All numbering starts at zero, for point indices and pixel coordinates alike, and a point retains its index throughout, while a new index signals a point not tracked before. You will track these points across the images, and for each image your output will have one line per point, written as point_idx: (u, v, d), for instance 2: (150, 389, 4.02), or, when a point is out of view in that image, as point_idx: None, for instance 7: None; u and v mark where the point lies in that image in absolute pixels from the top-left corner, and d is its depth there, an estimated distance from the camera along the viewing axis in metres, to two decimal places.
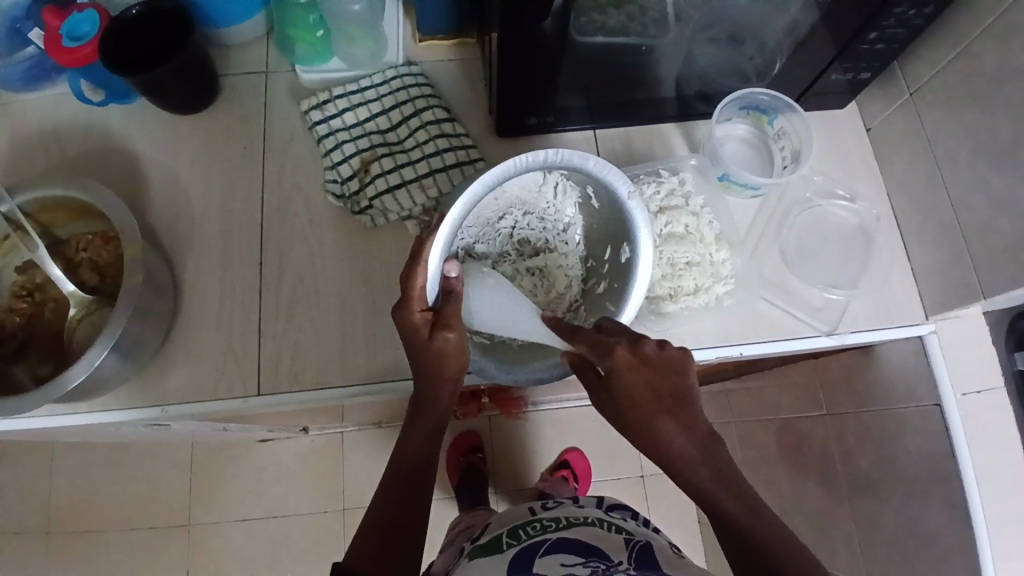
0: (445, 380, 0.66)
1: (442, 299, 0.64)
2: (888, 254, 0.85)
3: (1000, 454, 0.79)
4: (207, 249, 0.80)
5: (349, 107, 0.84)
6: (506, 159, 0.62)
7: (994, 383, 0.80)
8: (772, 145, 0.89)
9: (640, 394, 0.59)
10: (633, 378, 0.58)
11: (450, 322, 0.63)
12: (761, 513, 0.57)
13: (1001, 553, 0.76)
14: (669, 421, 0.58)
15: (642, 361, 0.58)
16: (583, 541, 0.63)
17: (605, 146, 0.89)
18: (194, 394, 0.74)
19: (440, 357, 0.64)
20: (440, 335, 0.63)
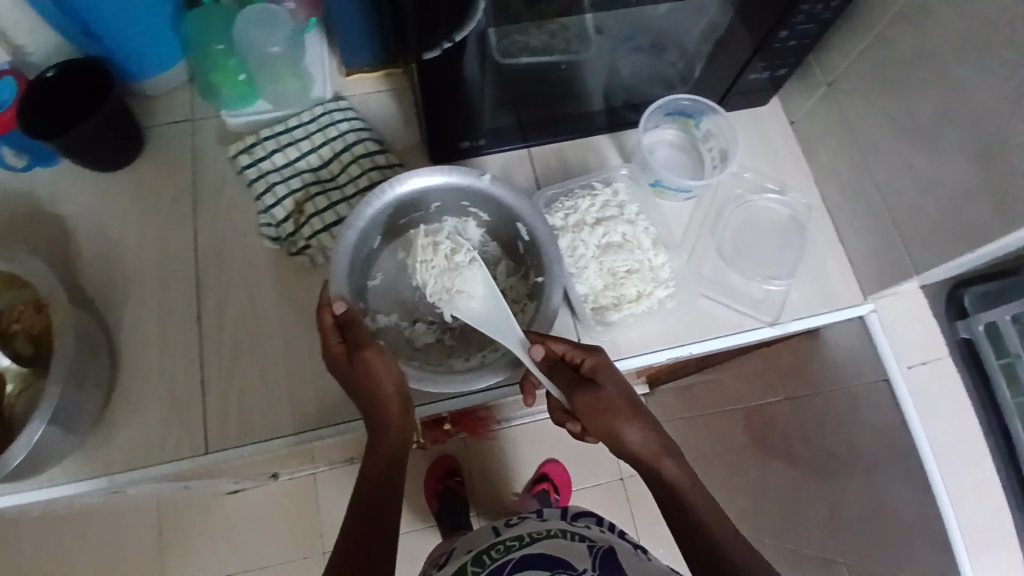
0: (386, 399, 0.63)
1: (349, 329, 0.65)
2: (820, 241, 0.87)
3: (950, 424, 0.80)
4: (147, 307, 0.78)
5: (278, 147, 0.83)
6: (361, 206, 0.69)
7: (940, 353, 0.82)
8: (701, 147, 0.90)
9: (614, 400, 0.66)
10: (608, 381, 0.67)
11: (364, 340, 0.63)
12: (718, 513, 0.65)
13: (967, 522, 0.76)
14: (635, 418, 0.66)
15: (608, 369, 0.68)
16: (546, 556, 0.62)
17: (540, 162, 0.90)
18: (144, 457, 0.72)
19: (367, 373, 0.63)
20: (358, 355, 0.63)
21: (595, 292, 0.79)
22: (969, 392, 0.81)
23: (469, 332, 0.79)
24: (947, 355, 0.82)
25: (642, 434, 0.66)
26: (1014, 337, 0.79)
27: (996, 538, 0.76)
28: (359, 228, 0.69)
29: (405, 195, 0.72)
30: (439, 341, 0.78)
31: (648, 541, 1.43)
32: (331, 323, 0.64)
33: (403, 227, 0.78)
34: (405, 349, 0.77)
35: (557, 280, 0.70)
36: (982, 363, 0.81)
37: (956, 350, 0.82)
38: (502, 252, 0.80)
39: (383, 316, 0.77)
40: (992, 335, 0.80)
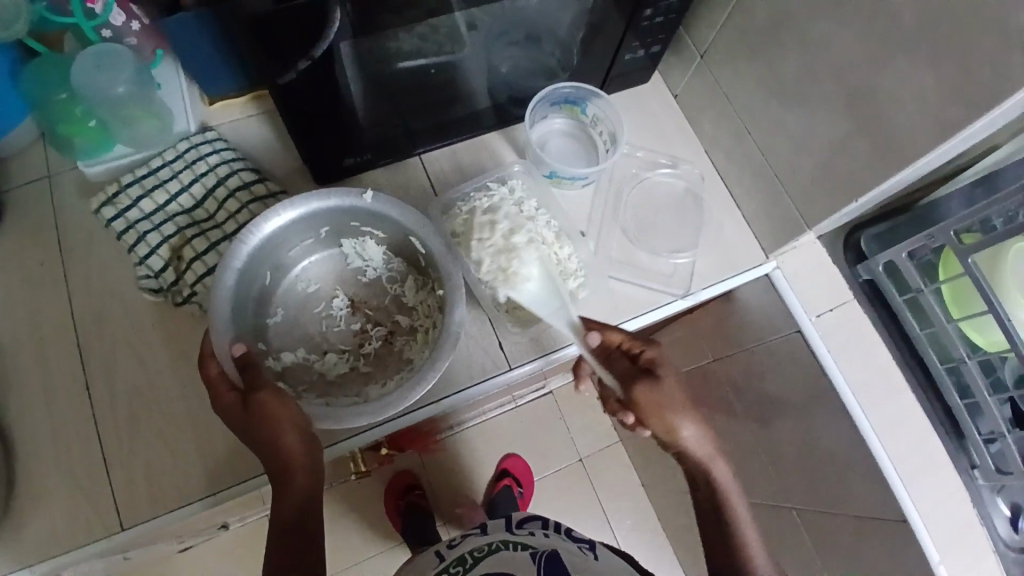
0: (288, 443, 0.59)
1: (242, 373, 0.61)
2: (716, 207, 0.89)
3: (866, 363, 0.82)
4: (27, 389, 0.71)
5: (144, 193, 0.77)
6: (236, 245, 0.65)
7: (843, 298, 0.84)
8: (591, 132, 0.91)
9: (679, 402, 0.63)
10: (673, 378, 0.64)
11: (259, 382, 0.59)
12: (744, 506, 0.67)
13: (896, 452, 0.78)
14: (695, 421, 0.64)
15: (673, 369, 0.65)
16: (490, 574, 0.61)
17: (434, 169, 0.88)
18: (49, 551, 0.66)
19: (263, 418, 0.58)
20: (251, 398, 0.58)
21: None
22: (877, 328, 0.83)
23: (385, 354, 0.76)
24: (851, 298, 0.84)
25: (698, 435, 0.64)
26: (912, 273, 0.79)
27: (927, 463, 0.79)
28: (239, 268, 0.66)
29: (285, 226, 0.68)
30: (353, 369, 0.75)
31: (617, 520, 1.42)
32: (226, 364, 0.62)
33: (297, 257, 0.75)
34: (316, 383, 0.74)
35: (456, 286, 0.68)
36: (887, 299, 0.83)
37: (860, 291, 0.84)
38: (408, 268, 0.78)
39: (287, 353, 0.74)
40: (891, 273, 0.82)
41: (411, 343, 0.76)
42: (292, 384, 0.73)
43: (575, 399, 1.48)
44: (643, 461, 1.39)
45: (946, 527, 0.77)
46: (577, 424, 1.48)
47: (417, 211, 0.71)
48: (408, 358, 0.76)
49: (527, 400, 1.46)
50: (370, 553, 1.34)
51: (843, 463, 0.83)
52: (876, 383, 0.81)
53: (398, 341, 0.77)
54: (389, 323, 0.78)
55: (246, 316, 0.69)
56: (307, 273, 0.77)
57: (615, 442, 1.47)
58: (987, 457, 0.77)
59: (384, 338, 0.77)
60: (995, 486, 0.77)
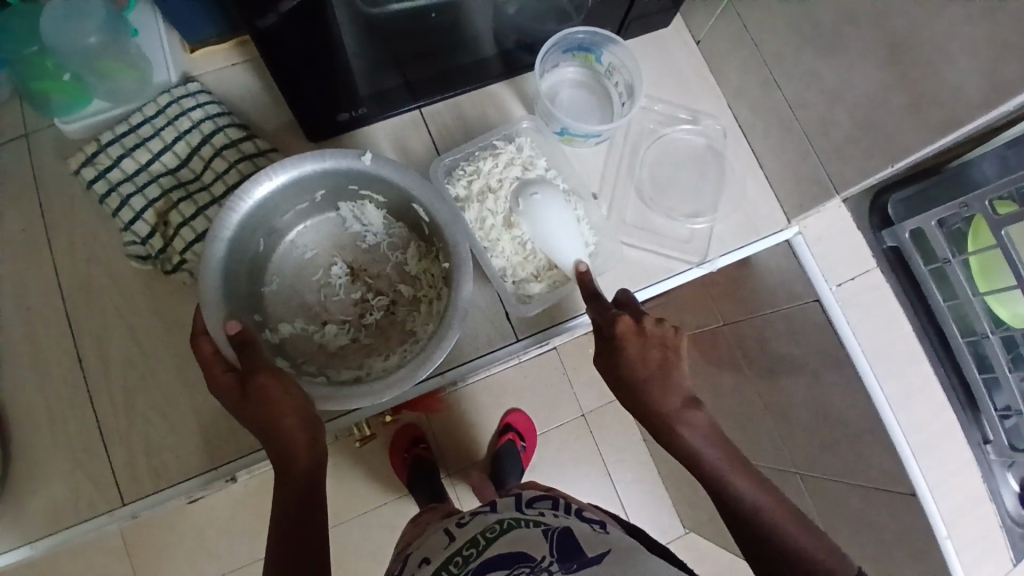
0: (291, 428, 0.57)
1: (242, 355, 0.57)
2: (739, 166, 0.83)
3: (886, 333, 0.79)
4: (18, 360, 0.69)
5: (125, 152, 0.72)
6: (227, 213, 0.61)
7: (866, 266, 0.80)
8: (606, 82, 0.84)
9: (643, 361, 0.61)
10: (635, 350, 0.61)
11: (257, 364, 0.57)
12: (743, 467, 0.61)
13: (911, 425, 0.76)
14: (664, 383, 0.61)
15: (641, 332, 0.62)
16: (504, 553, 0.60)
17: (436, 124, 0.82)
18: (53, 522, 0.66)
19: (265, 403, 0.56)
20: (253, 382, 0.56)
21: (512, 265, 0.73)
22: (899, 297, 0.80)
23: (388, 325, 0.73)
24: (873, 266, 0.80)
25: (667, 397, 0.61)
26: (939, 241, 0.74)
27: (938, 436, 0.77)
28: (229, 237, 0.62)
29: (277, 192, 0.64)
30: (355, 341, 0.72)
31: (619, 474, 1.44)
32: (222, 344, 0.58)
33: (290, 223, 0.71)
34: (318, 355, 0.71)
35: (463, 257, 0.64)
36: (909, 267, 0.79)
37: (884, 259, 0.80)
38: (409, 233, 0.73)
39: (286, 324, 0.71)
40: (917, 241, 0.78)
41: (415, 314, 0.73)
42: (292, 355, 0.70)
43: (579, 355, 1.47)
44: None
45: (958, 498, 0.75)
46: (581, 380, 1.47)
47: (419, 176, 0.66)
48: (412, 329, 0.72)
49: (531, 356, 1.44)
50: (375, 505, 1.35)
51: (854, 432, 0.81)
52: (893, 353, 0.78)
53: (402, 312, 0.73)
54: (391, 292, 0.74)
55: (240, 287, 0.65)
56: (302, 239, 0.73)
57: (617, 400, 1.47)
58: (998, 431, 0.75)
59: (387, 308, 0.73)
60: (1006, 461, 0.76)
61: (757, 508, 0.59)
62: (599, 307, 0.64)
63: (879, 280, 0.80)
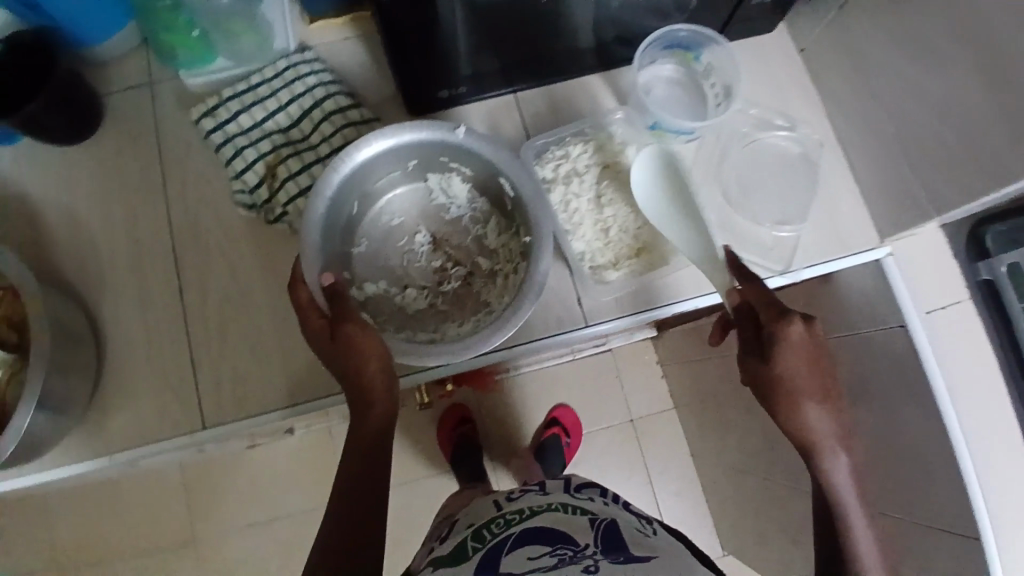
0: (372, 375, 0.60)
1: (333, 303, 0.61)
2: (833, 178, 0.82)
3: (974, 369, 0.70)
4: (124, 288, 0.75)
5: (243, 108, 0.77)
6: (330, 174, 0.65)
7: (958, 297, 0.73)
8: (703, 82, 0.82)
9: (810, 375, 0.60)
10: (805, 361, 0.60)
11: (346, 313, 0.60)
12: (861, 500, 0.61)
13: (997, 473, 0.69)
14: (821, 404, 0.60)
15: (815, 345, 0.60)
16: (542, 529, 0.60)
17: (527, 109, 0.82)
18: (138, 439, 0.71)
19: (350, 347, 0.59)
20: (340, 328, 0.60)
21: (592, 250, 0.75)
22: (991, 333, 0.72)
23: (464, 295, 0.75)
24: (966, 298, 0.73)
25: (825, 420, 0.61)
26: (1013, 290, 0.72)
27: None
28: (330, 196, 0.65)
29: (377, 156, 0.67)
30: (432, 307, 0.75)
31: (660, 482, 1.42)
32: (316, 292, 0.62)
33: (383, 189, 0.74)
34: (396, 316, 0.74)
35: (546, 234, 0.65)
36: (1005, 306, 0.72)
37: (976, 293, 0.74)
38: (491, 210, 0.76)
39: (370, 283, 0.75)
40: (1015, 279, 0.72)
41: (491, 286, 0.75)
42: (374, 314, 0.74)
43: (634, 358, 1.46)
44: (695, 429, 1.36)
45: None
46: (633, 384, 1.46)
47: (511, 153, 0.68)
48: (486, 301, 0.75)
49: (587, 353, 1.44)
50: (419, 477, 1.38)
51: None
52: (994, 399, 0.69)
53: (478, 284, 0.75)
54: (469, 264, 0.76)
55: (335, 243, 0.69)
56: (392, 206, 0.76)
57: (666, 408, 1.45)
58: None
59: (464, 279, 0.76)
60: None
61: (860, 550, 0.59)
62: (774, 305, 0.61)
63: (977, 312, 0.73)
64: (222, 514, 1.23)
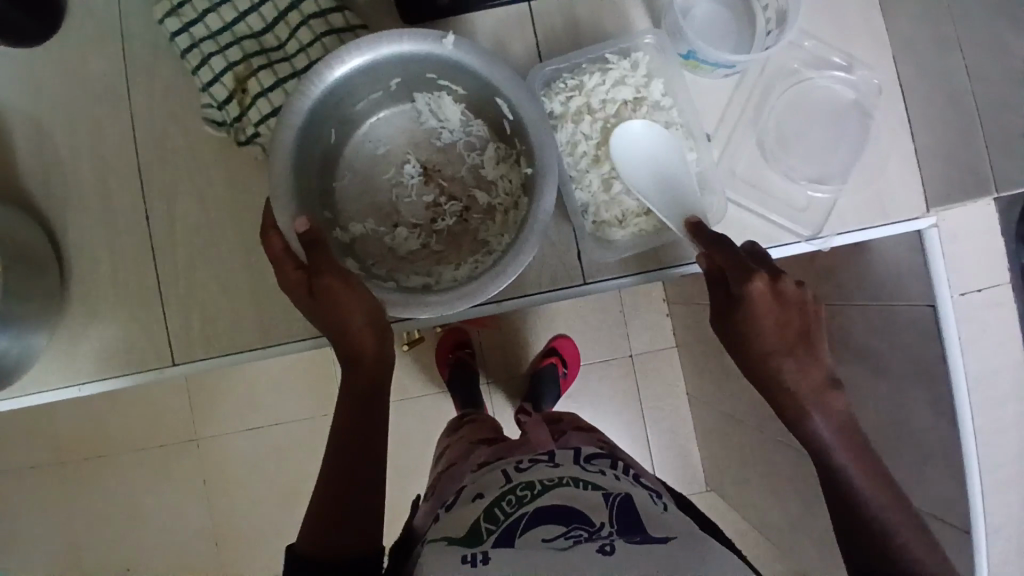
0: (359, 330, 0.56)
1: (312, 254, 0.54)
2: (886, 133, 0.71)
3: (995, 355, 0.65)
4: (89, 207, 0.69)
5: (210, 6, 0.66)
6: (301, 97, 0.56)
7: (997, 279, 0.65)
8: (754, 3, 0.69)
9: (770, 328, 0.56)
10: (766, 315, 0.55)
11: (325, 266, 0.54)
12: (853, 445, 0.58)
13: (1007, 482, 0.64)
14: (790, 360, 0.56)
15: (780, 299, 0.55)
16: (557, 505, 0.58)
17: (542, 25, 0.71)
18: (108, 368, 0.68)
19: (333, 302, 0.55)
20: (319, 284, 0.54)
21: (597, 202, 0.66)
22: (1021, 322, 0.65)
23: (460, 234, 0.68)
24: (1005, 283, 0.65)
25: (798, 374, 0.57)
26: None
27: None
28: (301, 120, 0.57)
29: (354, 75, 0.58)
30: (424, 247, 0.68)
31: (653, 421, 1.41)
32: (292, 241, 0.55)
33: (364, 111, 0.65)
34: (385, 258, 0.68)
35: (552, 171, 0.56)
36: None
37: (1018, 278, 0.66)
38: (491, 134, 0.67)
39: (356, 222, 0.68)
40: None
41: (489, 224, 0.68)
42: (361, 257, 0.67)
43: (639, 296, 1.40)
44: (694, 374, 1.33)
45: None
46: (636, 321, 1.41)
47: (512, 69, 0.57)
48: (485, 240, 0.67)
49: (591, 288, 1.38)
50: (412, 399, 1.37)
51: None
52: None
53: (476, 222, 0.68)
54: (465, 199, 0.68)
55: (311, 175, 0.61)
56: (377, 130, 0.68)
57: (668, 349, 1.42)
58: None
59: (459, 216, 0.68)
60: None
61: (878, 513, 0.56)
62: (733, 261, 0.55)
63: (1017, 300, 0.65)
64: (220, 423, 1.23)
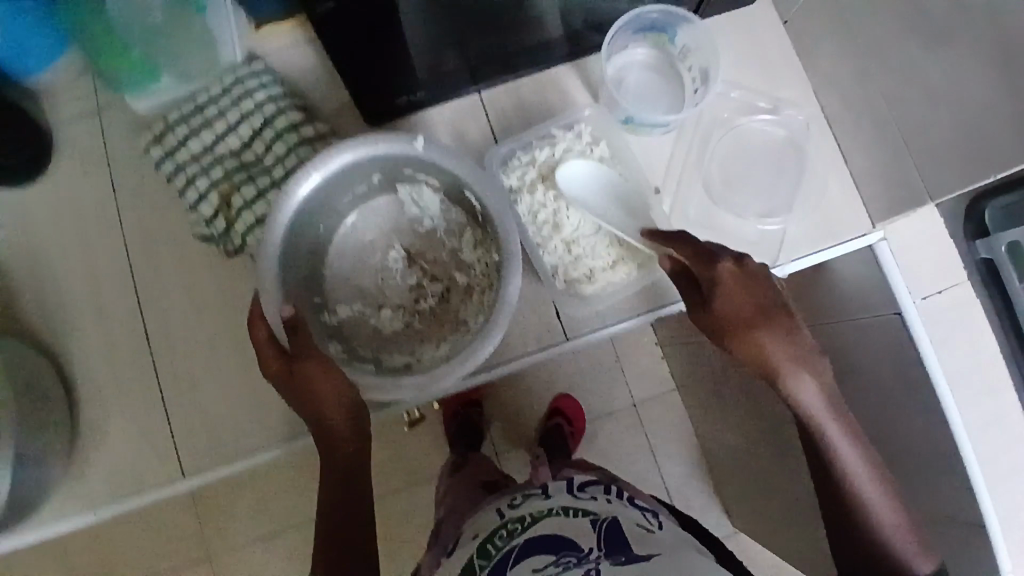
0: (333, 412, 0.59)
1: (293, 341, 0.58)
2: (822, 163, 0.76)
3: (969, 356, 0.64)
4: (90, 331, 0.73)
5: (193, 133, 0.73)
6: (281, 203, 0.61)
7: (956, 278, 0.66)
8: (679, 66, 0.77)
9: (743, 306, 0.58)
10: (736, 293, 0.58)
11: (305, 351, 0.58)
12: (848, 425, 0.59)
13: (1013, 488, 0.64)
14: (768, 330, 0.58)
15: (747, 279, 0.58)
16: (548, 536, 0.60)
17: (495, 110, 0.77)
18: (118, 487, 0.70)
19: (310, 388, 0.58)
20: (299, 368, 0.57)
21: (564, 264, 0.71)
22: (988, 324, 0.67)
23: (443, 313, 0.72)
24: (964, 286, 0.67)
25: (776, 345, 0.58)
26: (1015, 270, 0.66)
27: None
28: (285, 223, 0.62)
29: (333, 180, 0.63)
30: (409, 326, 0.72)
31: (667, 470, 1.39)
32: (277, 329, 0.59)
33: (349, 205, 0.70)
34: (372, 338, 0.72)
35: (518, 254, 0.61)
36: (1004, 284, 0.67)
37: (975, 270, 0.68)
38: (467, 219, 0.71)
39: (344, 306, 0.72)
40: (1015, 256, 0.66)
41: (469, 303, 0.71)
42: (348, 339, 0.72)
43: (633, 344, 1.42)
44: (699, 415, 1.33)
45: None
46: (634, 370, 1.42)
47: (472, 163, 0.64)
48: (465, 318, 0.71)
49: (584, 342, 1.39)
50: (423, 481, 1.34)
51: None
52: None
53: (456, 301, 0.72)
54: (446, 279, 0.73)
55: (297, 273, 0.66)
56: (361, 220, 0.73)
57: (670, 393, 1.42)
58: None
59: (441, 296, 0.72)
60: None
61: (872, 501, 0.58)
62: (699, 254, 0.60)
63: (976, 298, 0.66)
64: (233, 535, 1.12)
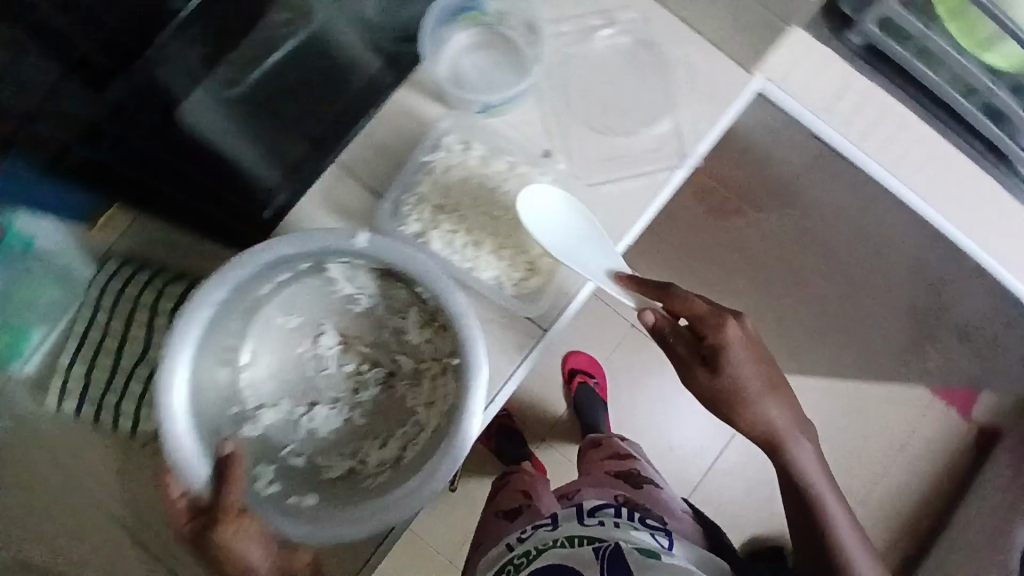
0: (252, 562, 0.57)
1: (215, 488, 0.56)
2: (676, 48, 0.74)
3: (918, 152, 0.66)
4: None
5: (77, 356, 0.77)
6: (184, 328, 0.57)
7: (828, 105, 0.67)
8: (502, 32, 0.76)
9: (745, 361, 0.66)
10: (748, 360, 0.66)
11: (219, 508, 0.56)
12: (823, 469, 0.75)
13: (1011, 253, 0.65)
14: (769, 395, 0.69)
15: (751, 339, 0.67)
16: (555, 568, 0.63)
17: (357, 172, 0.71)
18: None
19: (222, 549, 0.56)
20: (214, 533, 0.56)
21: (503, 271, 0.69)
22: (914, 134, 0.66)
23: (386, 399, 0.69)
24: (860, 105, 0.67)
25: (776, 412, 0.70)
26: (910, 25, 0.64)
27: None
28: (189, 364, 0.57)
29: (225, 307, 0.59)
30: (349, 421, 0.69)
31: None
32: (188, 487, 0.57)
33: (271, 290, 0.64)
34: (314, 443, 0.68)
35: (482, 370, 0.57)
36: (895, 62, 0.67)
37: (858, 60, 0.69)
38: (409, 299, 0.65)
39: (269, 410, 0.67)
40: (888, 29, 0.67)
41: (416, 388, 0.68)
42: (280, 446, 0.67)
43: None
44: None
45: None
46: None
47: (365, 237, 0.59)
48: (412, 408, 0.67)
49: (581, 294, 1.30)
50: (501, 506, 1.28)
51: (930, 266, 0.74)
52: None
53: (401, 387, 0.69)
54: (390, 362, 0.69)
55: (215, 421, 0.62)
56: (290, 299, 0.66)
57: None
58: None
59: (383, 379, 0.70)
60: None
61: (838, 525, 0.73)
62: (703, 313, 0.64)
63: (894, 100, 0.67)
64: None
